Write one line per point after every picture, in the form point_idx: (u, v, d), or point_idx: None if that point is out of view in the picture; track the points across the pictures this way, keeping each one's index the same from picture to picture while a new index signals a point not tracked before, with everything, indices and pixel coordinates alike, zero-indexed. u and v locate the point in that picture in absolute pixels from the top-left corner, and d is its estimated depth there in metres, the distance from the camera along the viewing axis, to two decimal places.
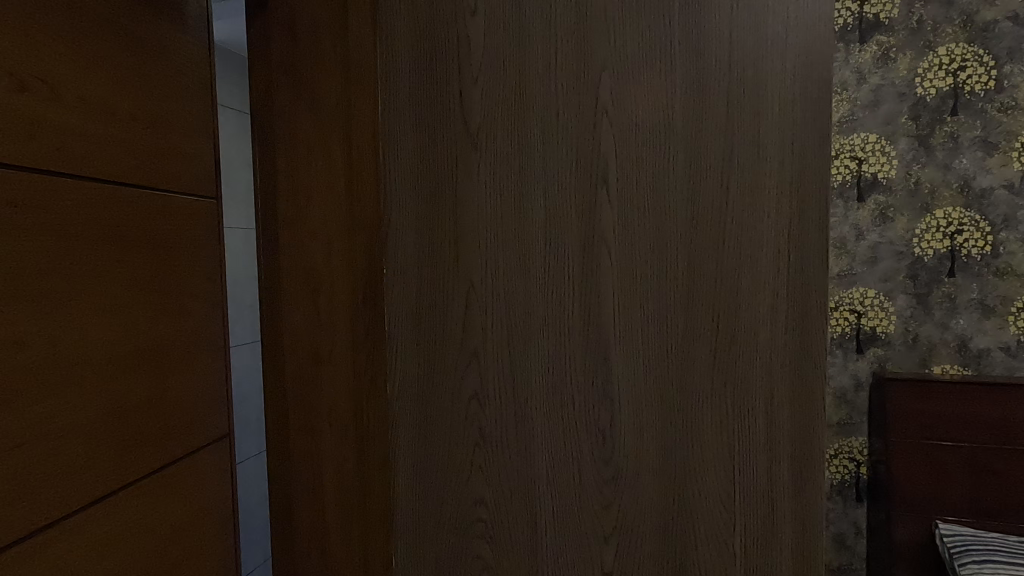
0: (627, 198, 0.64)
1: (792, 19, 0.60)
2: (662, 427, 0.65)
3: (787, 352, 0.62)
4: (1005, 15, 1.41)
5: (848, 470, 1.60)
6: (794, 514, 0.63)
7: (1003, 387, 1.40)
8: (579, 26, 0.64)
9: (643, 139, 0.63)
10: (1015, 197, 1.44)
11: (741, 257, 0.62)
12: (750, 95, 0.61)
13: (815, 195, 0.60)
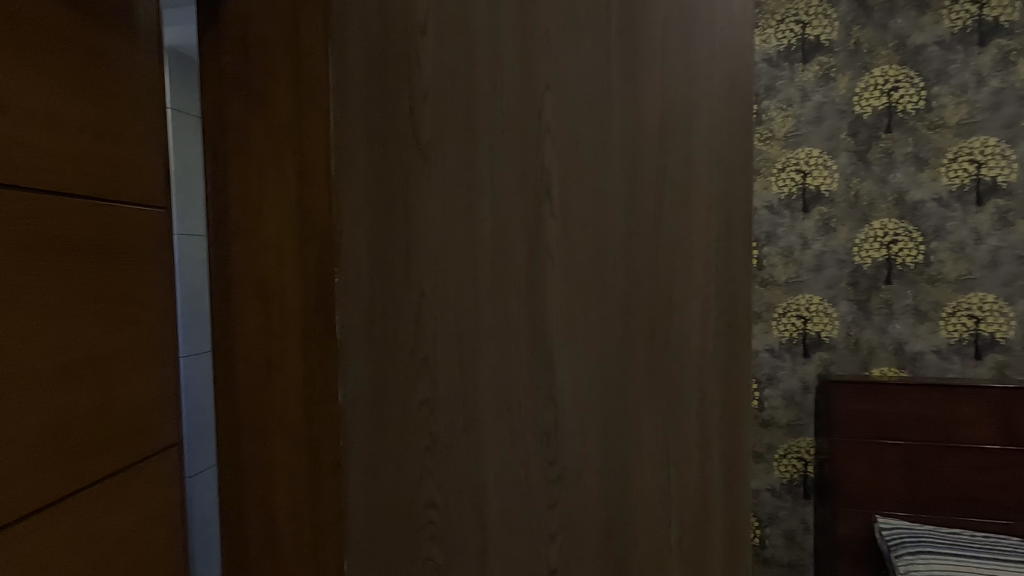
0: (570, 211, 0.68)
1: (717, 47, 0.65)
2: (604, 427, 0.68)
3: (716, 355, 0.67)
4: (932, 40, 1.52)
5: (796, 468, 1.68)
6: (725, 507, 0.68)
7: (934, 388, 1.49)
8: (525, 47, 0.68)
9: (584, 154, 0.67)
10: (944, 210, 1.55)
11: (674, 267, 0.67)
12: (681, 115, 0.66)
13: (740, 210, 0.66)
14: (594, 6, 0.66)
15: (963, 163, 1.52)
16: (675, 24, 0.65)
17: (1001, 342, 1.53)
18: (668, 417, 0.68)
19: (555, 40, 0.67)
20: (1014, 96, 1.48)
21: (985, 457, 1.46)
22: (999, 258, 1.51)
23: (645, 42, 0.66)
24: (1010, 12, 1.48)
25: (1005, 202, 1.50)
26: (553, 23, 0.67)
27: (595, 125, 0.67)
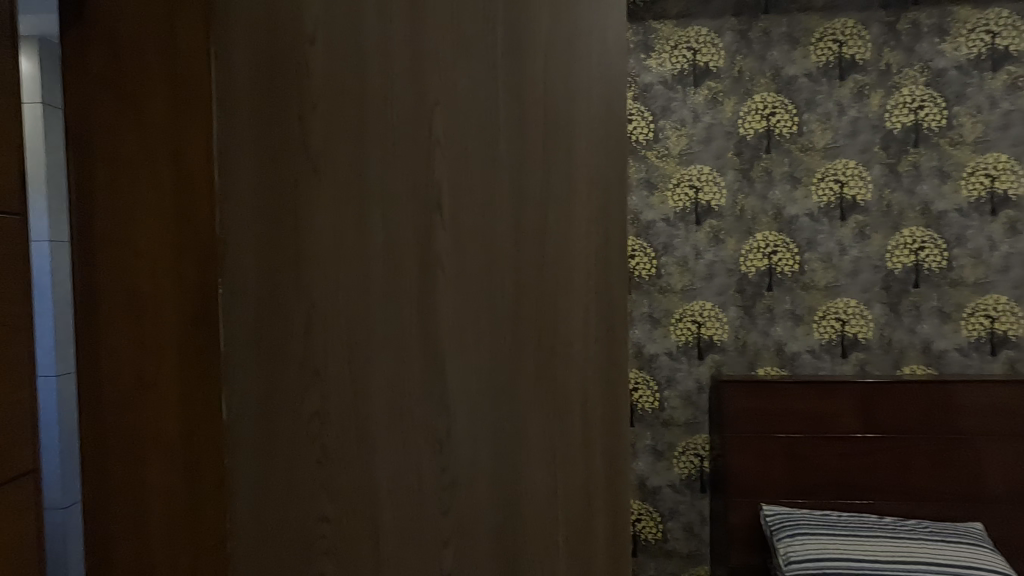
0: (460, 223, 0.70)
1: (594, 71, 0.70)
2: (495, 433, 0.71)
3: (596, 360, 0.71)
4: (802, 72, 1.70)
5: (693, 463, 1.81)
6: (607, 503, 0.72)
7: (808, 384, 1.66)
8: (416, 62, 0.69)
9: (473, 169, 0.70)
10: (814, 224, 1.72)
11: (559, 277, 0.70)
12: (563, 134, 0.70)
13: (617, 224, 0.71)
14: (482, 26, 0.69)
15: (829, 182, 1.71)
16: (556, 49, 0.69)
17: (862, 341, 1.72)
18: (556, 421, 0.71)
19: (444, 57, 0.69)
20: (868, 124, 1.69)
21: (851, 445, 1.65)
22: (859, 267, 1.71)
23: (530, 64, 0.69)
24: (863, 52, 1.68)
25: (863, 217, 1.70)
26: (443, 40, 0.69)
27: (484, 141, 0.69)
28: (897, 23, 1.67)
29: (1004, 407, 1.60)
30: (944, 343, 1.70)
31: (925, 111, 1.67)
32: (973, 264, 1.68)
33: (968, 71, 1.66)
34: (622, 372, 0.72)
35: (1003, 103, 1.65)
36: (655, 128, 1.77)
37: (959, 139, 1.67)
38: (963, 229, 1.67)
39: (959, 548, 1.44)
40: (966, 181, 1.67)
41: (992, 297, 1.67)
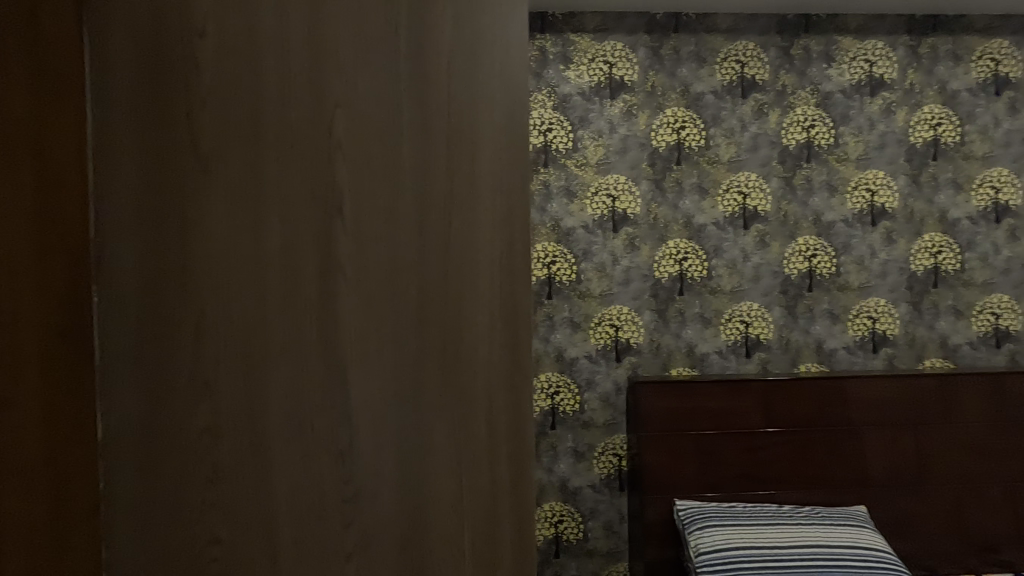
0: (362, 228, 0.68)
1: (497, 78, 0.70)
2: (399, 444, 0.69)
3: (501, 364, 0.71)
4: (708, 89, 1.86)
5: (612, 463, 1.87)
6: (513, 509, 0.72)
7: (716, 383, 1.77)
8: (315, 62, 0.67)
9: (375, 174, 0.68)
10: (721, 232, 1.87)
11: (463, 283, 0.70)
12: (465, 139, 0.70)
13: (521, 229, 0.71)
14: (384, 29, 0.68)
15: (733, 194, 1.87)
16: (459, 55, 0.70)
17: (763, 342, 1.89)
18: (461, 429, 0.71)
19: (345, 59, 0.68)
20: (767, 140, 1.87)
21: (755, 439, 1.77)
22: (760, 273, 1.87)
23: (433, 70, 0.69)
24: (761, 73, 1.87)
25: (763, 226, 1.87)
26: (343, 42, 0.68)
27: (386, 146, 0.68)
28: (790, 49, 1.88)
29: (883, 399, 1.80)
30: (833, 342, 1.90)
31: (814, 130, 1.88)
32: (857, 270, 1.90)
33: (850, 95, 1.89)
34: (529, 377, 0.72)
35: (880, 125, 1.90)
36: (574, 138, 1.84)
37: (843, 156, 1.90)
38: (848, 237, 1.90)
39: (846, 530, 1.58)
40: (850, 194, 1.89)
41: (874, 299, 1.91)
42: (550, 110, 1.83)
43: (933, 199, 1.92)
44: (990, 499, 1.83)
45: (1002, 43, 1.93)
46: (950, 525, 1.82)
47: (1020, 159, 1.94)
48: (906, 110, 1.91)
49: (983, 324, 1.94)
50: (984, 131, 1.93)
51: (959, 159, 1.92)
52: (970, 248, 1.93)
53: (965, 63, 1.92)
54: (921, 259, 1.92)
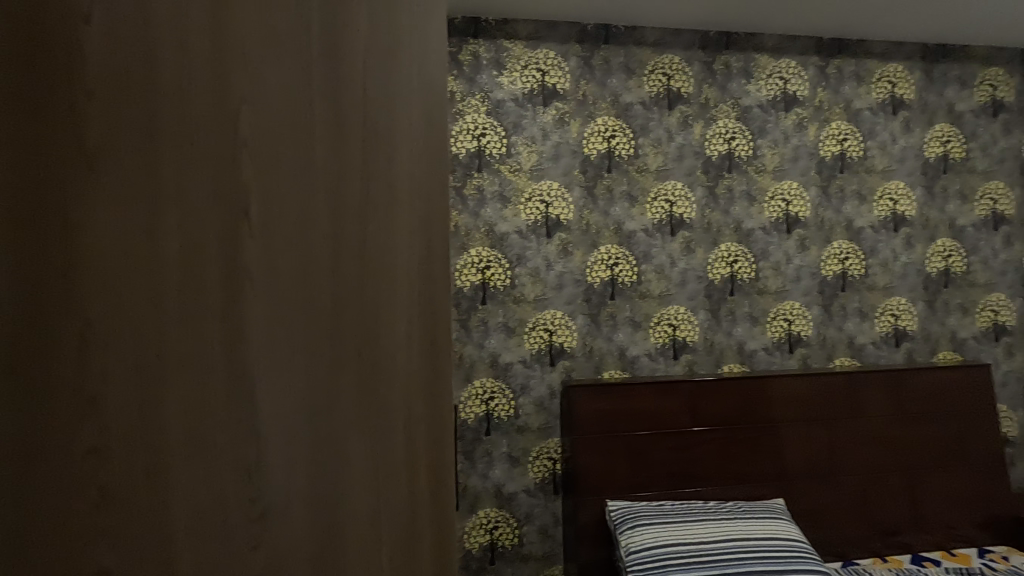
0: (270, 230, 0.65)
1: (416, 78, 0.69)
2: (312, 457, 0.66)
3: (422, 371, 0.69)
4: (637, 100, 1.96)
5: (547, 466, 1.93)
6: (434, 522, 0.70)
7: (642, 386, 1.89)
8: (217, 52, 0.63)
9: (283, 173, 0.65)
10: (649, 238, 1.98)
11: (380, 287, 0.68)
12: (382, 140, 0.68)
13: (441, 233, 0.70)
14: (296, 25, 0.65)
15: (660, 202, 1.97)
16: (375, 52, 0.68)
17: (690, 344, 2.01)
18: (379, 440, 0.68)
19: (251, 52, 0.64)
20: (692, 150, 1.99)
21: (683, 438, 1.89)
22: (686, 277, 1.99)
23: (349, 69, 0.67)
24: (686, 85, 1.99)
25: (688, 234, 1.99)
26: (249, 34, 0.64)
27: (297, 145, 0.65)
28: (713, 63, 2.00)
29: (795, 396, 1.99)
30: (754, 343, 2.06)
31: (735, 142, 2.02)
32: (774, 274, 2.06)
33: (766, 110, 2.05)
34: (450, 384, 0.71)
35: (793, 138, 2.06)
36: (507, 144, 1.90)
37: (762, 167, 2.04)
38: (766, 244, 2.05)
39: (766, 525, 1.69)
40: (767, 204, 2.05)
41: (790, 302, 2.08)
42: (483, 116, 1.89)
43: (840, 209, 2.11)
44: (889, 485, 2.06)
45: (897, 68, 2.15)
46: (858, 511, 2.03)
47: (912, 174, 2.17)
48: (817, 125, 2.08)
49: (886, 323, 2.17)
50: (883, 147, 2.15)
51: (862, 172, 2.13)
52: (874, 255, 2.15)
53: (866, 84, 2.12)
54: (830, 265, 2.10)
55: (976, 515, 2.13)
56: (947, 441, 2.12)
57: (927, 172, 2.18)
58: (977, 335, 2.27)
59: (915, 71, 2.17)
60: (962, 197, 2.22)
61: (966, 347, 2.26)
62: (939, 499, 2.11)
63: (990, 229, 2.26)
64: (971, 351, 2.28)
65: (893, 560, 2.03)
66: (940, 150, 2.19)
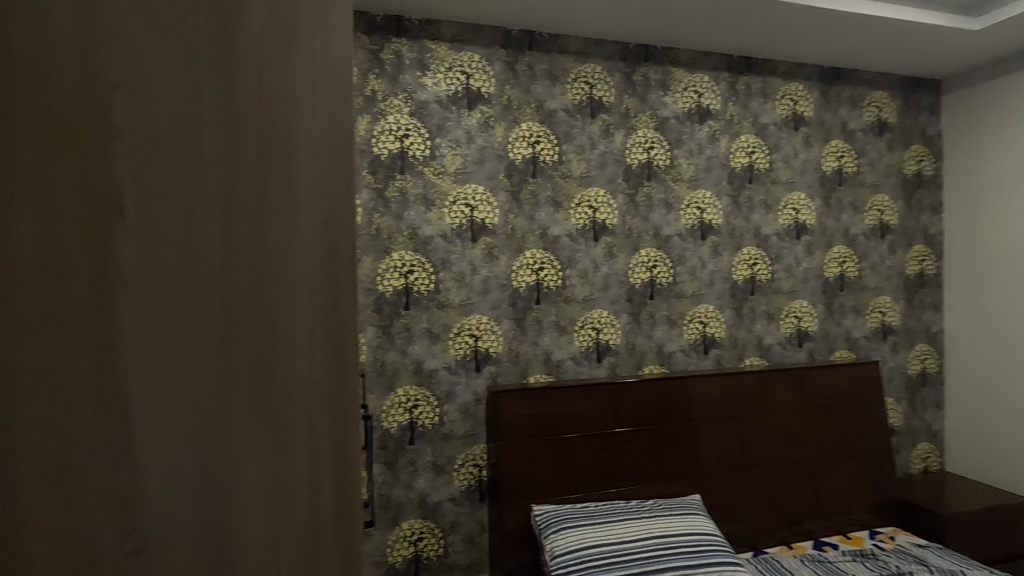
0: (157, 245, 0.67)
1: (315, 96, 0.73)
2: (197, 460, 0.70)
3: (322, 380, 0.74)
4: (560, 107, 2.17)
5: (473, 473, 2.12)
6: (337, 531, 0.76)
7: (562, 389, 2.09)
8: (93, 63, 0.64)
9: (171, 188, 0.67)
10: (573, 244, 2.19)
11: (277, 301, 0.72)
12: (279, 156, 0.72)
13: (345, 245, 0.74)
14: (183, 35, 0.67)
15: (584, 208, 2.20)
16: (272, 70, 0.71)
17: (613, 346, 2.26)
18: (275, 434, 0.73)
19: (133, 64, 0.65)
20: (613, 159, 2.22)
21: (602, 439, 2.10)
22: (608, 281, 2.23)
23: (241, 82, 0.69)
24: (607, 94, 2.23)
25: (611, 239, 2.23)
26: (130, 44, 0.65)
27: (187, 149, 0.68)
28: (633, 74, 2.26)
29: (702, 397, 2.25)
30: (673, 345, 2.35)
31: (654, 151, 2.29)
32: (690, 279, 2.35)
33: (682, 121, 2.33)
34: (353, 391, 0.76)
35: (706, 150, 2.37)
36: (432, 146, 2.06)
37: (679, 176, 2.33)
38: (682, 250, 2.34)
39: (674, 520, 1.85)
40: (683, 212, 2.34)
41: (703, 306, 2.38)
42: (406, 117, 2.03)
43: (749, 218, 2.45)
44: (790, 476, 2.35)
45: (799, 88, 2.56)
46: (766, 503, 2.30)
47: (812, 186, 2.59)
48: (727, 137, 2.39)
49: (789, 326, 2.55)
50: (787, 160, 2.53)
51: (769, 183, 2.50)
52: (779, 261, 2.51)
53: (772, 101, 2.51)
54: (741, 269, 2.44)
55: (865, 499, 2.46)
56: (833, 432, 2.46)
57: (825, 184, 2.62)
58: (867, 334, 2.73)
59: (813, 90, 2.59)
60: (855, 209, 2.69)
61: (858, 346, 2.72)
62: (833, 487, 2.42)
63: (878, 236, 2.75)
64: (863, 349, 2.73)
65: (797, 546, 2.31)
66: (837, 164, 2.65)
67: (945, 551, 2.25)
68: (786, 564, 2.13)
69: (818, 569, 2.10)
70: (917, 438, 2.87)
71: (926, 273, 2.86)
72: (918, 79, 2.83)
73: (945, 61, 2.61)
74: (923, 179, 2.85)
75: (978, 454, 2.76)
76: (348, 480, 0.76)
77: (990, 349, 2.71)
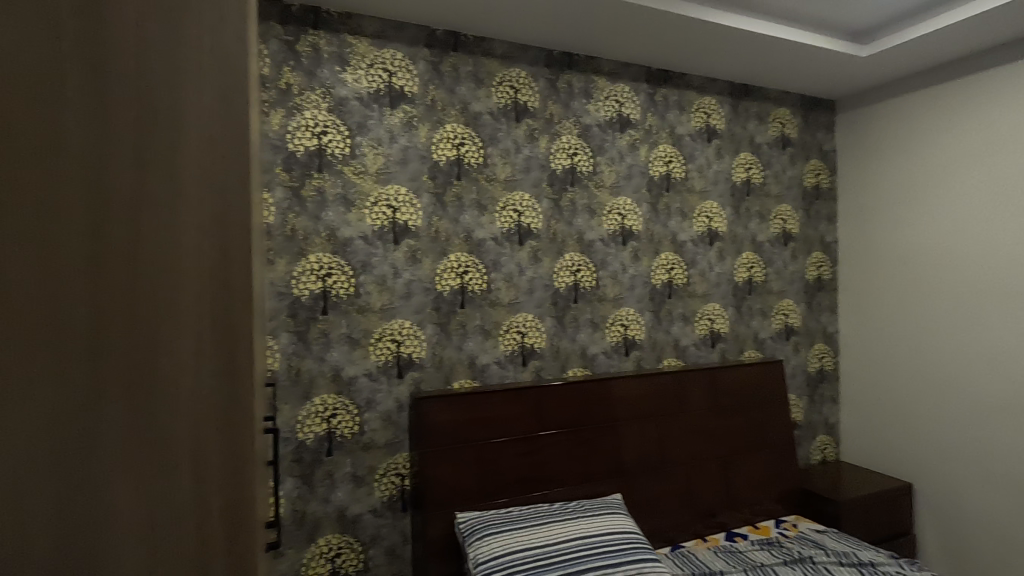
0: (24, 284, 0.70)
1: (197, 136, 0.77)
2: (67, 486, 0.72)
3: (206, 406, 0.78)
4: (485, 110, 2.24)
5: (395, 483, 2.06)
6: (228, 553, 0.78)
7: (486, 394, 2.11)
8: None
9: (39, 229, 0.71)
10: (499, 247, 2.27)
11: (155, 333, 0.76)
12: (158, 195, 0.75)
13: (230, 278, 0.78)
14: (51, 85, 0.71)
15: (509, 211, 2.28)
16: (148, 115, 0.75)
17: (537, 350, 2.35)
18: (158, 455, 0.76)
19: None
20: (537, 163, 2.34)
21: (525, 443, 2.14)
22: (533, 285, 2.33)
23: (115, 126, 0.74)
24: (532, 99, 2.33)
25: (535, 244, 2.34)
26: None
27: (53, 196, 0.71)
28: (557, 81, 2.39)
29: (620, 397, 2.35)
30: (594, 348, 2.48)
31: (577, 157, 2.43)
32: (612, 283, 2.52)
33: (604, 129, 2.50)
34: (245, 416, 0.80)
35: (627, 157, 2.55)
36: (351, 144, 2.02)
37: (600, 183, 2.49)
38: (604, 254, 2.50)
39: (596, 522, 1.89)
40: (606, 217, 2.50)
41: (625, 309, 2.55)
42: (324, 112, 1.98)
43: (666, 224, 2.65)
44: (704, 471, 2.48)
45: (711, 101, 2.77)
46: (682, 499, 2.41)
47: (723, 196, 2.80)
48: (647, 147, 2.60)
49: (703, 327, 2.75)
50: (701, 170, 2.74)
51: (684, 191, 2.70)
52: (694, 266, 2.73)
53: (687, 113, 2.71)
54: (659, 273, 2.63)
55: (771, 490, 2.62)
56: (742, 427, 2.61)
57: (735, 194, 2.84)
58: (772, 334, 2.96)
59: (724, 105, 2.81)
60: (761, 217, 2.91)
61: (765, 346, 2.94)
62: (743, 480, 2.56)
63: (782, 243, 2.98)
64: (769, 349, 2.95)
65: (710, 538, 2.42)
66: (745, 176, 2.87)
67: (840, 535, 2.44)
68: (701, 557, 2.22)
69: (730, 560, 2.20)
70: (817, 431, 3.11)
71: (824, 278, 3.11)
72: (816, 99, 3.09)
73: (838, 83, 2.86)
74: (821, 192, 3.10)
75: (868, 444, 3.01)
76: (237, 502, 0.79)
77: (877, 347, 2.97)
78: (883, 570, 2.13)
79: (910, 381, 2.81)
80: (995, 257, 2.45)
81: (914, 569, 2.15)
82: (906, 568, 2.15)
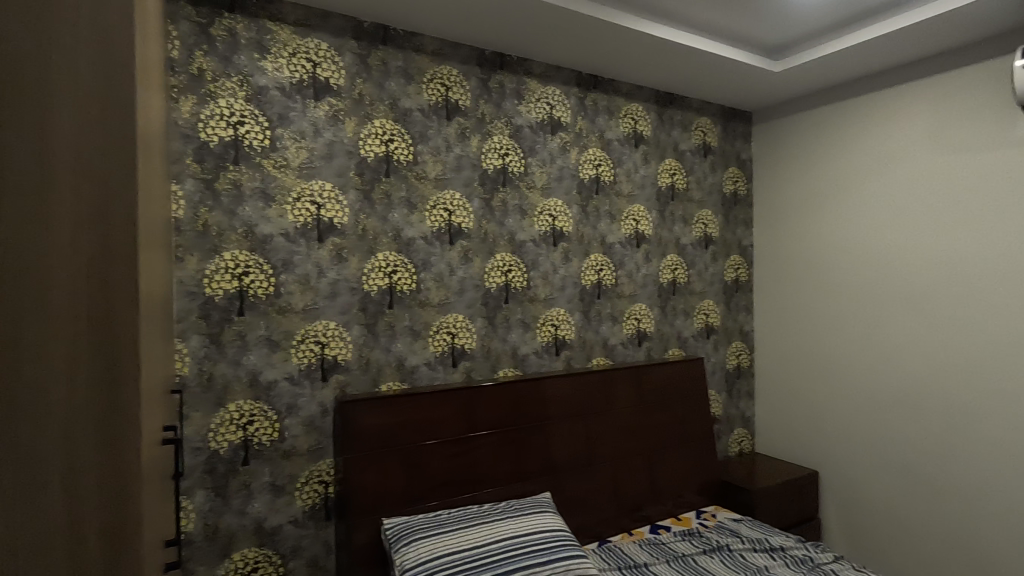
0: None
1: (72, 106, 0.67)
2: None
3: (84, 412, 0.68)
4: (416, 106, 2.20)
5: (318, 491, 1.98)
6: None
7: (415, 396, 2.07)
8: None
9: None
10: (429, 246, 2.24)
11: (17, 330, 0.65)
12: (23, 172, 0.65)
13: (113, 266, 0.69)
14: None
15: (440, 210, 2.26)
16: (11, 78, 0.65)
17: (468, 351, 2.34)
18: (23, 469, 0.64)
19: None
20: (469, 162, 2.33)
21: (455, 445, 2.12)
22: (464, 286, 2.32)
23: None
24: (463, 98, 2.32)
25: (466, 243, 2.32)
26: None
27: None
28: (489, 81, 2.39)
29: (550, 397, 2.38)
30: (525, 348, 2.49)
31: (508, 158, 2.44)
32: (543, 284, 2.55)
33: (536, 131, 2.52)
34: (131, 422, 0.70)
35: (558, 159, 2.58)
36: (271, 136, 1.92)
37: (532, 184, 2.51)
38: (536, 255, 2.52)
39: (524, 523, 1.90)
40: (537, 218, 2.53)
41: (555, 310, 2.58)
42: (241, 101, 1.87)
43: (596, 226, 2.71)
44: (631, 467, 2.55)
45: (638, 107, 2.86)
46: (609, 495, 2.47)
47: (649, 200, 2.90)
48: (577, 150, 2.65)
49: (630, 327, 2.84)
50: (629, 174, 2.83)
51: (613, 195, 2.77)
52: (621, 267, 2.81)
53: (616, 118, 2.78)
54: (588, 275, 2.69)
55: (693, 483, 2.74)
56: (666, 423, 2.71)
57: (661, 199, 2.95)
58: (695, 334, 3.09)
59: (651, 112, 2.91)
60: (685, 221, 3.04)
61: (688, 345, 3.07)
62: (667, 474, 2.66)
63: (703, 247, 3.12)
64: (691, 347, 3.08)
65: (636, 532, 2.50)
66: (670, 181, 2.98)
67: (755, 523, 2.58)
68: (626, 550, 2.28)
69: (654, 552, 2.27)
70: (734, 425, 3.28)
71: (741, 280, 3.29)
72: (734, 110, 3.26)
73: (754, 96, 3.04)
74: (738, 198, 3.28)
75: (780, 436, 3.21)
76: (124, 522, 0.68)
77: (788, 345, 3.17)
78: (792, 554, 2.27)
79: (816, 375, 3.02)
80: (889, 260, 2.68)
81: (819, 551, 2.31)
82: (812, 551, 2.30)
